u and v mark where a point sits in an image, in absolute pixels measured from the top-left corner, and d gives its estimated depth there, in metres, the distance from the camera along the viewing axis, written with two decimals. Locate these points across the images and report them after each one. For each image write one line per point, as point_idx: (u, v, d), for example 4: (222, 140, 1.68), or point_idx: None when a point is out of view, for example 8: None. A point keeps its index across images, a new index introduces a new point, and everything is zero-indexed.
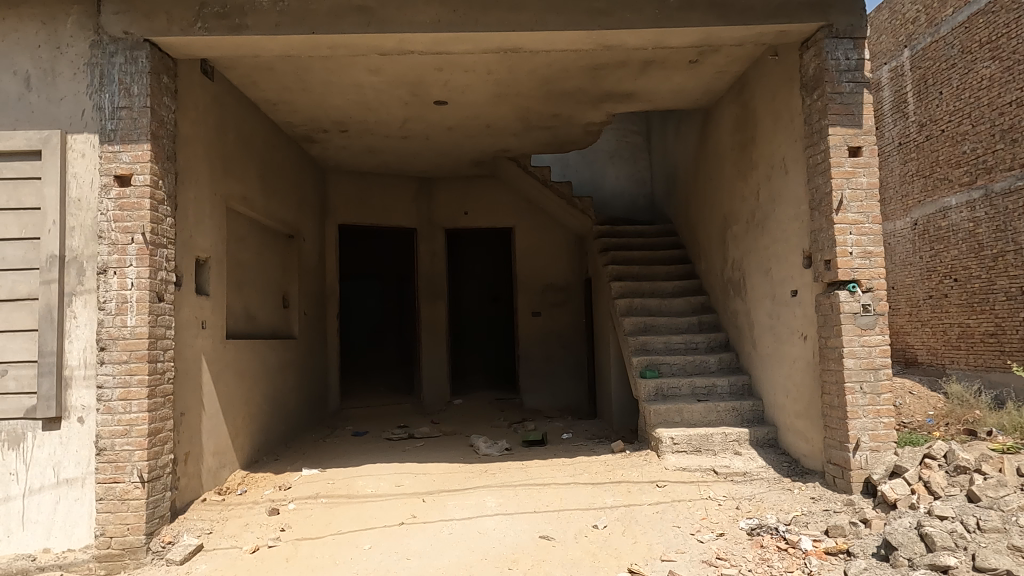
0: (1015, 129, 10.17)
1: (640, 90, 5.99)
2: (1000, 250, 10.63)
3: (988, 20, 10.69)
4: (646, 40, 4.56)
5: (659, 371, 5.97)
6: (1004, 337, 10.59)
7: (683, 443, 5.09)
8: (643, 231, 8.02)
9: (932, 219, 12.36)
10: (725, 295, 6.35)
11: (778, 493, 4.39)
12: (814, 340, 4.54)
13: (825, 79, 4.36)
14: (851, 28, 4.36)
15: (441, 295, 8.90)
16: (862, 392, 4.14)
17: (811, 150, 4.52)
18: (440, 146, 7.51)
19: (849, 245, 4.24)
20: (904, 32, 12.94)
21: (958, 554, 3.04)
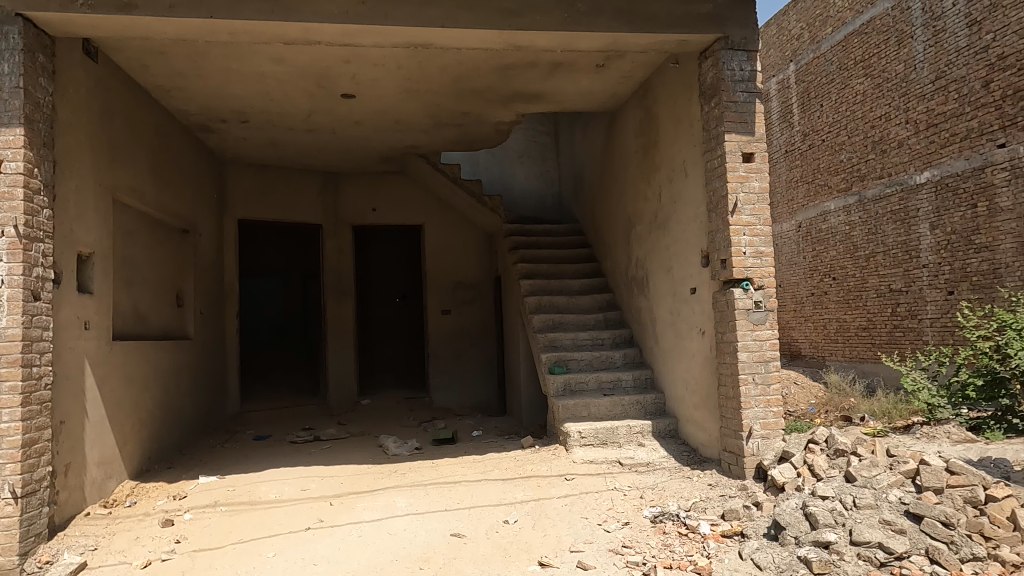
0: (885, 140, 11.16)
1: (548, 92, 6.10)
2: (872, 251, 11.61)
3: (862, 40, 11.67)
4: (555, 42, 4.65)
5: (568, 367, 6.11)
6: (875, 331, 11.58)
7: (590, 436, 5.24)
8: (551, 230, 8.18)
9: (814, 222, 13.33)
10: (629, 292, 6.58)
11: (679, 481, 4.61)
12: (711, 335, 4.80)
13: (721, 88, 4.59)
14: (745, 41, 4.63)
15: (349, 293, 8.68)
16: (755, 383, 4.42)
17: (708, 155, 4.76)
18: (348, 140, 7.32)
19: (743, 245, 4.50)
20: (790, 47, 13.87)
21: (837, 530, 3.30)
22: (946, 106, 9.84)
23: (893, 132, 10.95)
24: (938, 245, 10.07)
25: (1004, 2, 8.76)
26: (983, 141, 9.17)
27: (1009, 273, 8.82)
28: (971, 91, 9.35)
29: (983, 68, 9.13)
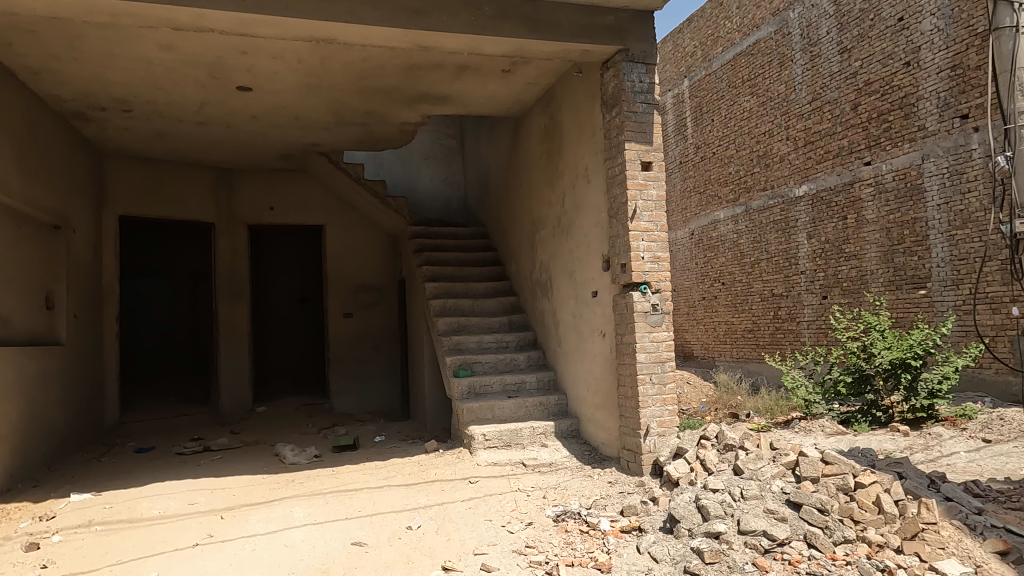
0: (768, 155, 11.97)
1: (454, 94, 6.09)
2: (757, 258, 12.41)
3: (748, 60, 12.47)
4: (461, 45, 4.65)
5: (472, 370, 6.11)
6: (759, 332, 12.38)
7: (495, 438, 5.26)
8: (456, 233, 8.16)
9: (705, 230, 14.08)
10: (533, 295, 6.67)
11: (580, 479, 4.72)
12: (611, 337, 4.95)
13: (622, 98, 4.75)
14: (643, 54, 4.83)
15: (243, 295, 8.27)
16: (652, 382, 4.59)
17: (610, 162, 4.91)
18: (243, 135, 6.98)
19: (642, 250, 4.67)
20: (684, 63, 14.60)
21: (726, 521, 3.48)
22: (821, 125, 10.70)
23: (775, 148, 11.76)
24: (814, 253, 10.91)
25: (871, 33, 9.66)
26: (853, 159, 10.04)
27: (874, 278, 9.70)
28: (843, 113, 10.23)
29: (853, 92, 10.02)
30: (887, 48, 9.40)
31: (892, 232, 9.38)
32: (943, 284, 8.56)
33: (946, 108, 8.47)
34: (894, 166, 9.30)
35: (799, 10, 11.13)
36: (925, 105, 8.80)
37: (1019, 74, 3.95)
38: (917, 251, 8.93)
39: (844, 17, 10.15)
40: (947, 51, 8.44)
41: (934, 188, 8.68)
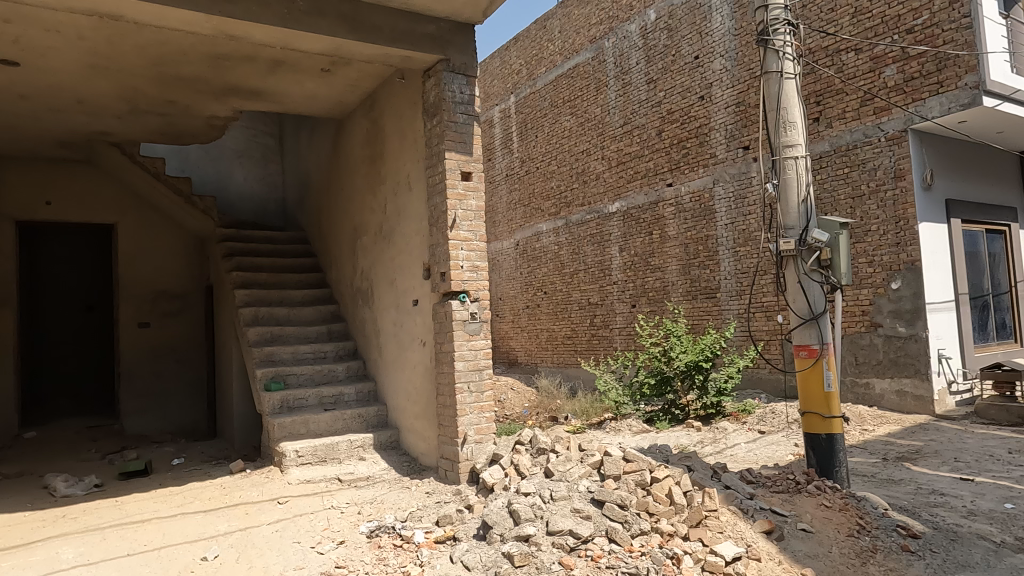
0: (586, 173, 12.74)
1: (269, 90, 5.73)
2: (575, 269, 13.14)
3: (569, 82, 13.22)
4: (274, 38, 4.39)
5: (285, 382, 5.75)
6: (577, 339, 13.10)
7: (308, 455, 4.99)
8: (272, 237, 7.68)
9: (529, 241, 14.62)
10: (354, 304, 6.47)
11: (397, 492, 4.63)
12: (431, 346, 4.92)
13: (443, 107, 4.77)
14: (464, 66, 4.89)
15: (8, 303, 7.09)
16: (470, 391, 4.64)
17: (430, 171, 4.91)
18: (10, 117, 6.00)
19: (461, 260, 4.71)
20: (511, 80, 15.11)
21: (536, 523, 3.59)
22: (631, 148, 11.61)
23: (592, 166, 12.56)
24: (625, 265, 11.78)
25: (672, 68, 10.73)
26: (657, 180, 11.03)
27: (675, 289, 10.70)
28: (649, 137, 11.21)
29: (658, 119, 11.02)
30: (685, 82, 10.49)
31: (689, 247, 10.43)
32: (730, 294, 9.67)
33: (732, 139, 9.64)
34: (691, 189, 10.36)
35: (613, 40, 12.04)
36: (715, 135, 9.93)
37: (783, 113, 4.56)
38: (709, 265, 10.01)
39: (651, 51, 11.16)
40: (733, 89, 9.62)
41: (722, 210, 9.81)
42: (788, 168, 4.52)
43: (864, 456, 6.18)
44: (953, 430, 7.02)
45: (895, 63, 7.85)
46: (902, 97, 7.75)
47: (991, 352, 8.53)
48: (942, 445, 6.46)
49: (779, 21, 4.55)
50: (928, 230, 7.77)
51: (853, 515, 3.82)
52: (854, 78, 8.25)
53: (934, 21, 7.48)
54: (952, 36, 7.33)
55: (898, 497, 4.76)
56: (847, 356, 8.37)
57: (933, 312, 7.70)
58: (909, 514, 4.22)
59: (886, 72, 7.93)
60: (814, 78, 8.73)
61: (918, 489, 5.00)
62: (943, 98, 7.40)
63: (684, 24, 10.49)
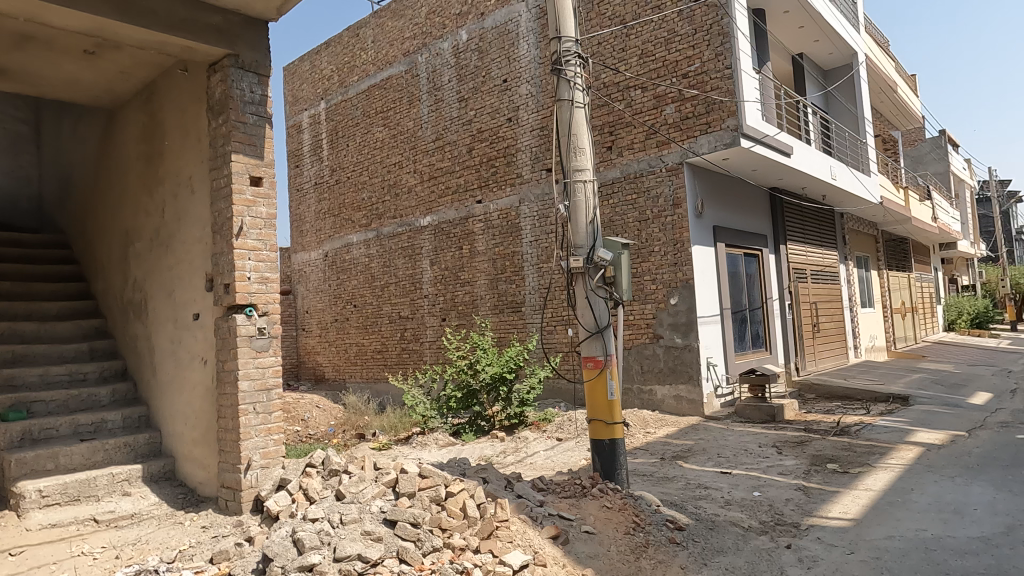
0: (398, 185, 12.61)
1: (15, 68, 4.91)
2: (386, 282, 12.89)
3: (381, 93, 13.05)
4: (17, 8, 3.77)
5: (28, 410, 4.82)
6: (387, 353, 12.83)
7: (55, 494, 4.23)
8: (21, 239, 6.57)
9: (338, 253, 14.08)
10: (123, 318, 5.72)
11: (167, 529, 4.13)
12: (212, 364, 4.50)
13: (229, 105, 4.41)
14: (255, 64, 4.58)
15: None
16: (255, 412, 4.31)
17: (215, 173, 4.51)
18: None
19: (248, 270, 4.38)
20: (321, 85, 14.55)
21: (322, 551, 3.38)
22: (442, 163, 11.73)
23: (404, 179, 12.47)
24: (435, 279, 11.83)
25: (483, 88, 11.07)
26: (467, 197, 11.27)
27: (483, 303, 10.97)
28: (460, 154, 11.41)
29: (468, 137, 11.27)
30: (494, 103, 10.88)
31: (497, 262, 10.77)
32: (533, 308, 10.19)
33: (537, 161, 10.20)
34: (499, 207, 10.74)
35: (426, 56, 12.11)
36: (521, 156, 10.44)
37: (573, 139, 4.86)
38: (515, 280, 10.42)
39: (463, 70, 11.40)
40: (538, 114, 10.19)
41: (528, 227, 10.29)
42: (578, 190, 4.84)
43: (646, 457, 6.76)
44: (717, 429, 7.95)
45: (674, 103, 8.82)
46: (679, 133, 8.71)
47: (748, 359, 9.83)
48: (709, 443, 7.28)
49: (571, 54, 4.88)
50: (699, 252, 8.77)
51: (630, 514, 4.15)
52: (640, 113, 9.12)
53: (704, 69, 8.55)
54: (717, 84, 8.42)
55: (670, 493, 5.26)
56: (634, 366, 9.13)
57: (704, 325, 8.69)
58: (677, 509, 4.68)
59: (666, 110, 8.88)
60: (607, 110, 9.49)
61: (687, 485, 5.58)
62: (711, 137, 8.43)
63: (494, 48, 10.89)
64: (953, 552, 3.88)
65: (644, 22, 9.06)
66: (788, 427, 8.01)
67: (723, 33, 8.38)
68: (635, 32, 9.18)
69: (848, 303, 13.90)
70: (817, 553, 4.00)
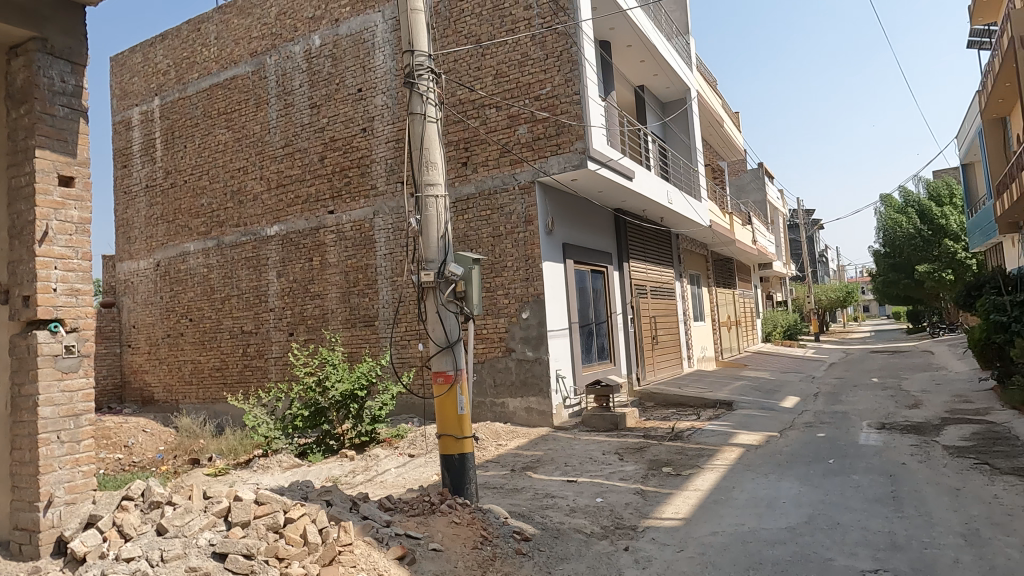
0: (242, 192, 11.85)
1: None
2: (227, 295, 12.02)
3: (225, 93, 12.24)
4: None
5: None
6: (227, 371, 11.93)
7: None
8: None
9: (172, 262, 12.89)
10: None
11: None
12: (5, 388, 3.92)
13: (34, 95, 3.92)
14: (68, 50, 4.12)
15: None
16: (59, 441, 3.80)
17: (14, 170, 3.98)
18: None
19: (53, 281, 3.88)
20: (155, 80, 13.36)
21: None
22: (291, 170, 11.20)
23: (249, 185, 11.75)
24: (282, 291, 11.23)
25: (336, 96, 10.77)
26: (318, 207, 10.86)
27: (333, 317, 10.58)
28: (311, 162, 10.98)
29: (320, 145, 10.88)
30: (348, 112, 10.62)
31: (349, 275, 10.48)
32: (387, 322, 10.03)
33: (392, 174, 10.12)
34: (352, 218, 10.48)
35: (275, 58, 11.55)
36: (376, 168, 10.29)
37: (425, 153, 4.85)
38: (367, 293, 10.20)
39: (315, 76, 11.01)
40: (393, 126, 10.13)
41: (382, 240, 10.17)
42: (429, 205, 4.82)
43: (496, 469, 6.84)
44: (565, 439, 8.25)
45: (526, 123, 9.12)
46: (531, 153, 9.01)
47: (594, 370, 10.32)
48: (556, 453, 7.53)
49: (423, 68, 4.88)
50: (549, 268, 9.09)
51: (477, 527, 4.17)
52: (494, 132, 9.33)
53: (554, 93, 8.95)
54: (567, 108, 8.83)
55: (519, 504, 5.36)
56: (486, 379, 9.24)
57: (553, 338, 9.00)
58: (524, 519, 4.77)
59: (519, 130, 9.15)
60: (462, 126, 9.59)
61: (535, 495, 5.72)
62: (561, 158, 8.80)
63: (349, 56, 10.65)
64: (766, 543, 4.30)
65: (499, 43, 9.31)
66: (629, 434, 8.50)
67: (572, 60, 8.83)
68: (490, 53, 9.39)
69: (683, 317, 15.08)
70: (651, 553, 4.25)
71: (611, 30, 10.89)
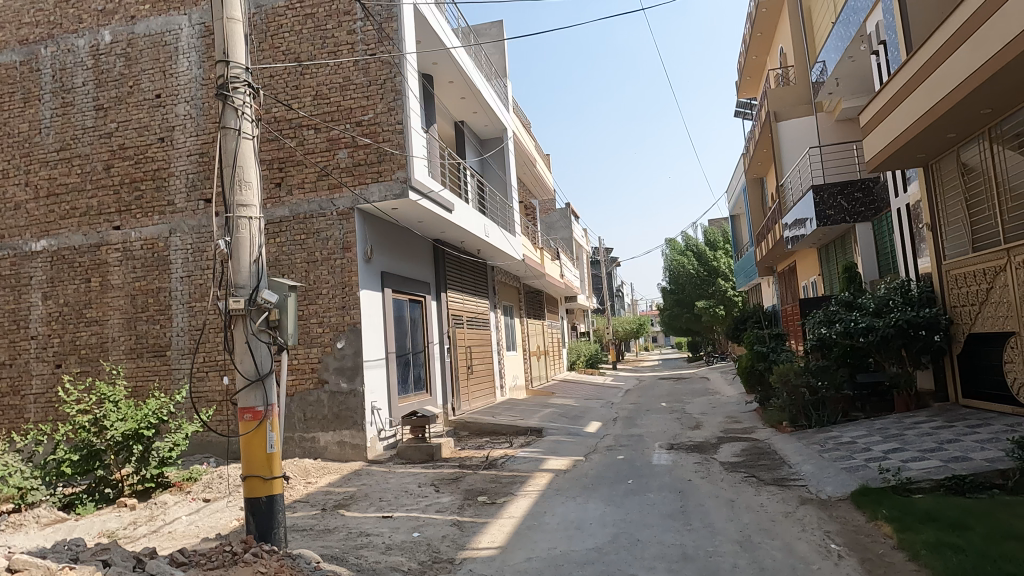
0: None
1: None
2: None
3: None
4: None
5: None
6: None
7: None
8: None
9: None
10: None
11: None
12: None
13: None
14: None
15: None
16: None
17: None
18: None
19: None
20: None
21: None
22: (68, 178, 9.79)
23: (9, 192, 10.02)
24: (49, 317, 9.65)
25: (128, 100, 9.68)
26: (101, 221, 9.59)
27: (114, 346, 9.33)
28: (93, 170, 9.69)
29: (106, 152, 9.67)
30: (143, 119, 9.61)
31: (136, 299, 9.36)
32: (181, 352, 9.09)
33: (193, 190, 9.32)
34: (142, 235, 9.41)
35: (51, 49, 10.09)
36: (174, 182, 9.41)
37: (238, 171, 4.52)
38: (159, 320, 9.19)
39: (102, 76, 9.80)
40: (197, 138, 9.38)
41: (178, 261, 9.25)
42: (241, 226, 4.48)
43: (305, 509, 6.43)
44: (380, 473, 8.01)
45: (347, 148, 8.92)
46: (351, 179, 8.80)
47: (410, 402, 10.20)
48: (371, 488, 7.28)
49: (240, 81, 4.57)
50: (366, 297, 8.88)
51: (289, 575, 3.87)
52: (312, 154, 8.99)
53: (377, 120, 8.89)
54: (389, 136, 8.82)
55: (331, 546, 5.09)
56: (296, 414, 8.71)
57: (369, 368, 8.77)
58: (338, 562, 4.54)
59: (339, 154, 8.92)
60: (277, 145, 9.11)
61: (348, 534, 5.47)
62: (382, 186, 8.70)
63: (146, 57, 9.67)
64: (576, 564, 4.52)
65: (319, 64, 9.06)
66: (445, 464, 8.49)
67: (396, 90, 8.87)
68: (310, 73, 9.09)
69: (496, 347, 15.53)
70: None
71: (434, 65, 11.11)
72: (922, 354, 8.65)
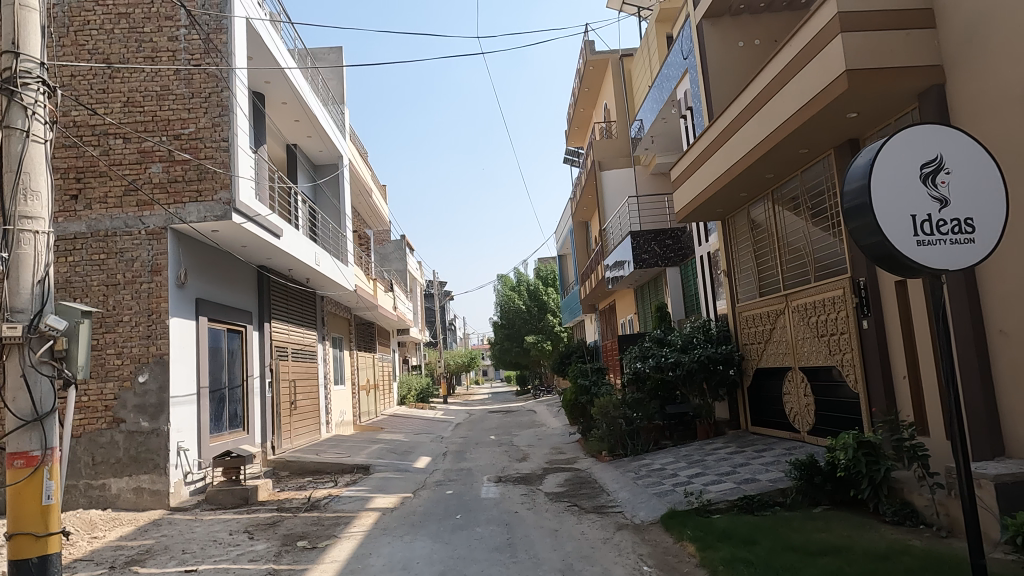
0: None
1: None
2: None
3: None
4: None
5: None
6: None
7: None
8: None
9: None
10: None
11: None
12: None
13: None
14: None
15: None
16: None
17: None
18: None
19: None
20: None
21: None
22: None
23: None
24: None
25: None
26: None
27: None
28: None
29: None
30: None
31: None
32: None
33: None
34: None
35: None
36: None
37: (24, 178, 3.93)
38: None
39: None
40: None
41: None
42: (23, 242, 3.88)
43: (88, 569, 5.57)
44: (183, 522, 7.20)
45: (161, 162, 8.18)
46: (164, 196, 8.04)
47: (223, 441, 9.35)
48: (171, 540, 6.51)
49: (32, 77, 4.02)
50: (177, 326, 8.07)
51: None
52: (119, 165, 8.10)
53: (198, 135, 8.26)
54: (212, 153, 8.21)
55: None
56: (81, 458, 7.59)
57: (176, 405, 7.93)
58: None
59: (152, 168, 8.15)
60: (75, 153, 8.07)
61: None
62: (201, 206, 8.02)
63: None
64: None
65: (133, 69, 8.26)
66: (261, 508, 7.86)
67: (222, 105, 8.32)
68: (121, 77, 8.25)
69: (323, 381, 14.83)
70: None
71: (266, 83, 10.59)
72: (720, 387, 9.65)
